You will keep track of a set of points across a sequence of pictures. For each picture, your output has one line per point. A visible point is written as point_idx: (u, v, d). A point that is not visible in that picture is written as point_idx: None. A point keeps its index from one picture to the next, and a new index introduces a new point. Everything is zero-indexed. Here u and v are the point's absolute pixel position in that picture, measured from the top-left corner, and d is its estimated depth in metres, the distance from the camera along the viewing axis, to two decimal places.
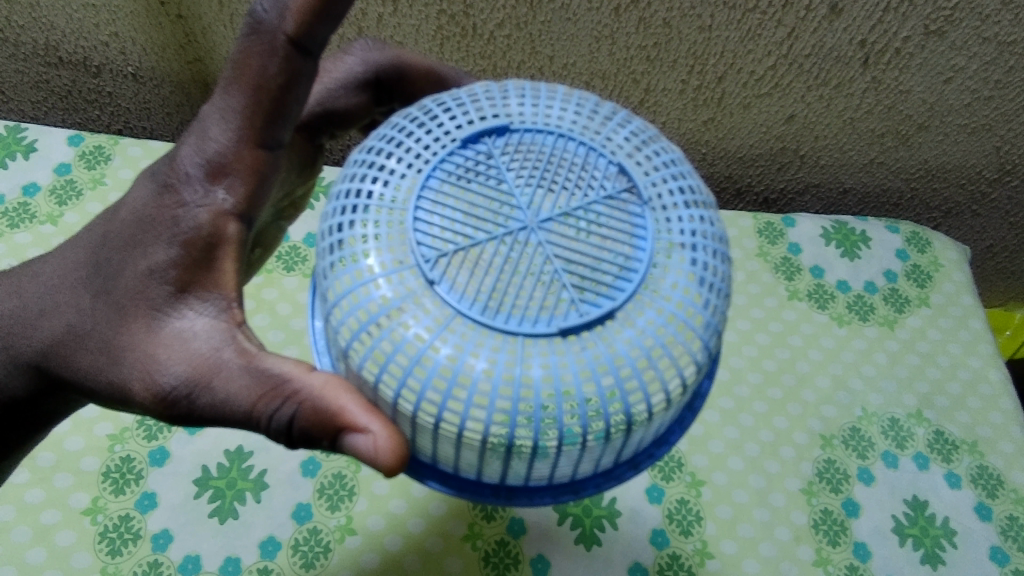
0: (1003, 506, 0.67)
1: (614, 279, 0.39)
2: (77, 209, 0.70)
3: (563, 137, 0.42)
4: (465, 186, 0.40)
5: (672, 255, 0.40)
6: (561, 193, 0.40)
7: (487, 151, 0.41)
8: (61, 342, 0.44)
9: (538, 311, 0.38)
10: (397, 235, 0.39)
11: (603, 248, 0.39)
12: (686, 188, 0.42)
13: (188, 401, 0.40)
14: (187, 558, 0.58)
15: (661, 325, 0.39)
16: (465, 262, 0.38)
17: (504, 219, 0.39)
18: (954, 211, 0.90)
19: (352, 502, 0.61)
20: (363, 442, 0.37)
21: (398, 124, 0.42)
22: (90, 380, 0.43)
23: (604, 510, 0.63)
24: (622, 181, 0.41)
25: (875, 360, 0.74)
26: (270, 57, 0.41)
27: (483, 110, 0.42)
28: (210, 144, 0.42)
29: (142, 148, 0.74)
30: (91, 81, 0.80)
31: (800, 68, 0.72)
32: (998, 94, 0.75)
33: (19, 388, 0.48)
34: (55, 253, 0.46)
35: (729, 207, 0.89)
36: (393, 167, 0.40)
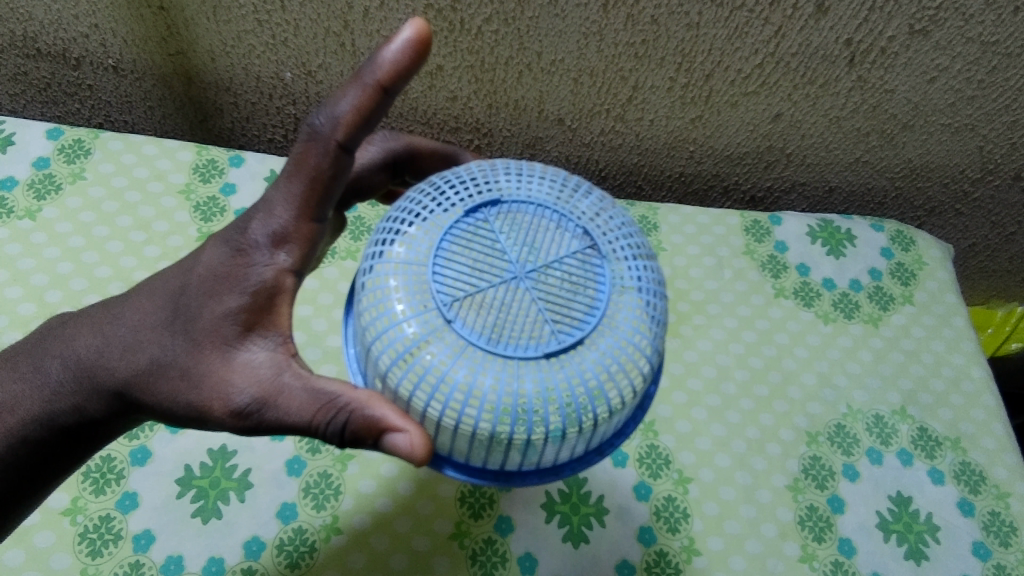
0: (985, 502, 0.68)
1: (585, 313, 0.44)
2: (56, 204, 0.69)
3: (543, 207, 0.47)
4: (469, 246, 0.45)
5: (623, 296, 0.45)
6: (544, 248, 0.46)
7: (484, 219, 0.46)
8: (143, 372, 0.47)
9: (527, 339, 0.43)
10: (421, 284, 0.44)
11: (575, 291, 0.44)
12: (632, 241, 0.48)
13: (258, 414, 0.44)
14: (170, 558, 0.57)
15: (624, 352, 0.44)
16: (469, 305, 0.44)
17: (498, 269, 0.45)
18: (937, 210, 0.92)
19: (338, 501, 0.61)
20: (402, 441, 0.41)
21: (413, 198, 0.47)
22: (168, 404, 0.46)
23: (592, 508, 0.63)
24: (586, 236, 0.47)
25: (859, 357, 0.75)
26: (324, 155, 0.43)
27: (476, 185, 0.47)
28: (275, 220, 0.45)
29: (124, 142, 0.73)
30: (71, 73, 0.79)
31: (787, 66, 0.72)
32: (980, 94, 0.76)
33: (93, 407, 0.50)
34: (138, 297, 0.49)
35: (717, 204, 0.91)
36: (414, 233, 0.46)
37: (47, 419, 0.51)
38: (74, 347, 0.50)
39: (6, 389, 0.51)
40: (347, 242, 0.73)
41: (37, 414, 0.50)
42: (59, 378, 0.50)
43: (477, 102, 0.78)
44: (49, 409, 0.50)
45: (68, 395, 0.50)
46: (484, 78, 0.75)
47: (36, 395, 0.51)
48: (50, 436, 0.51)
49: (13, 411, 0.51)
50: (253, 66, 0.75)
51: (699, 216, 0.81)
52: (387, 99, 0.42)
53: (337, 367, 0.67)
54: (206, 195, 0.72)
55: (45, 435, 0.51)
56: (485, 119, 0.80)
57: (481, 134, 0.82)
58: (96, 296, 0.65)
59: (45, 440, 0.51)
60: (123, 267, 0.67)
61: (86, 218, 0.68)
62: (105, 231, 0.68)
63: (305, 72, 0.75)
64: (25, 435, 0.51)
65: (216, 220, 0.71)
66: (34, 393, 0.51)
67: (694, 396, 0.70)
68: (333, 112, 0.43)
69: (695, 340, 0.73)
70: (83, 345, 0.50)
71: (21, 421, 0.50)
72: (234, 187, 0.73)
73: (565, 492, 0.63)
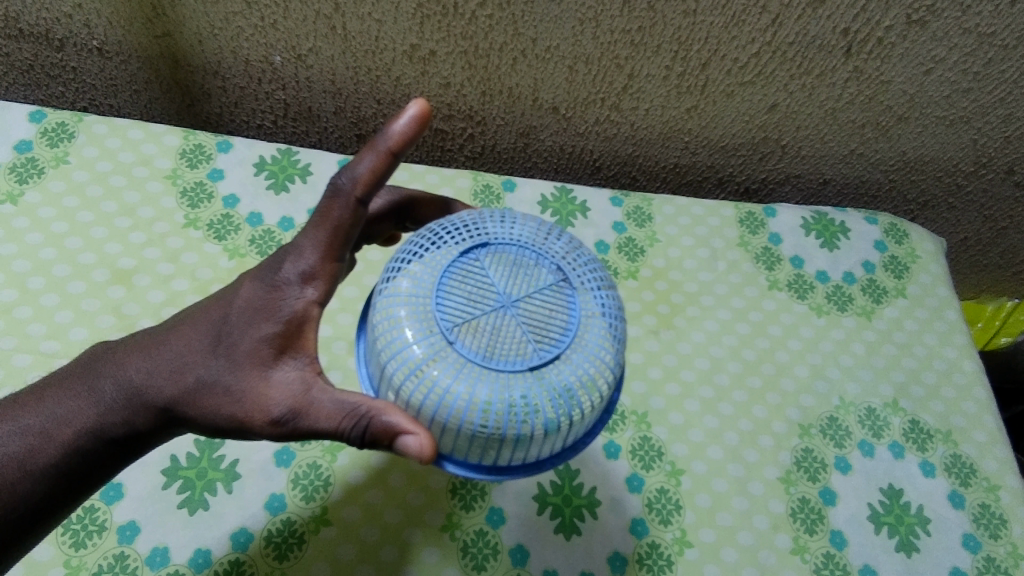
0: (975, 494, 0.68)
1: (562, 331, 0.46)
2: (38, 188, 0.67)
3: (524, 247, 0.48)
4: (463, 278, 0.46)
5: (593, 319, 0.47)
6: (526, 279, 0.47)
7: (476, 257, 0.47)
8: (193, 391, 0.48)
9: (514, 355, 0.44)
10: (424, 310, 0.45)
11: (553, 312, 0.46)
12: (597, 271, 0.50)
13: (292, 421, 0.46)
14: (155, 550, 0.56)
15: (597, 367, 0.46)
16: (464, 328, 0.44)
17: (487, 297, 0.45)
18: (930, 203, 0.92)
19: (328, 492, 0.60)
20: (413, 442, 0.43)
21: (414, 243, 0.48)
22: (212, 418, 0.48)
23: (584, 499, 0.63)
24: (559, 267, 0.48)
25: (852, 350, 0.75)
26: (345, 206, 0.47)
27: (468, 230, 0.48)
28: (302, 262, 0.48)
29: (108, 126, 0.71)
30: (55, 55, 0.77)
31: (784, 56, 0.72)
32: (976, 86, 0.75)
33: (142, 419, 0.49)
34: (172, 328, 0.50)
35: (711, 195, 0.90)
36: (415, 268, 0.47)
37: (99, 431, 0.49)
38: (126, 370, 0.49)
39: (61, 404, 0.49)
40: None
41: (91, 426, 0.49)
42: (112, 396, 0.49)
43: (471, 88, 0.77)
44: (101, 421, 0.49)
45: (118, 411, 0.49)
46: (478, 65, 0.74)
47: (88, 411, 0.49)
48: (101, 449, 0.50)
49: (68, 423, 0.49)
50: (241, 48, 0.74)
51: (693, 207, 0.81)
52: (396, 162, 0.47)
53: (328, 356, 0.66)
54: (193, 181, 0.70)
55: (97, 447, 0.49)
56: (478, 106, 0.79)
57: (475, 122, 0.81)
58: (80, 283, 0.64)
59: (97, 452, 0.50)
60: (107, 254, 0.65)
61: (70, 203, 0.67)
62: (89, 216, 0.67)
63: (294, 55, 0.74)
64: (79, 447, 0.49)
65: (203, 207, 0.69)
66: (88, 405, 0.49)
67: (687, 387, 0.70)
68: (352, 172, 0.47)
69: (688, 332, 0.73)
70: (134, 368, 0.49)
71: (75, 433, 0.49)
72: (221, 172, 0.71)
73: (556, 484, 0.63)
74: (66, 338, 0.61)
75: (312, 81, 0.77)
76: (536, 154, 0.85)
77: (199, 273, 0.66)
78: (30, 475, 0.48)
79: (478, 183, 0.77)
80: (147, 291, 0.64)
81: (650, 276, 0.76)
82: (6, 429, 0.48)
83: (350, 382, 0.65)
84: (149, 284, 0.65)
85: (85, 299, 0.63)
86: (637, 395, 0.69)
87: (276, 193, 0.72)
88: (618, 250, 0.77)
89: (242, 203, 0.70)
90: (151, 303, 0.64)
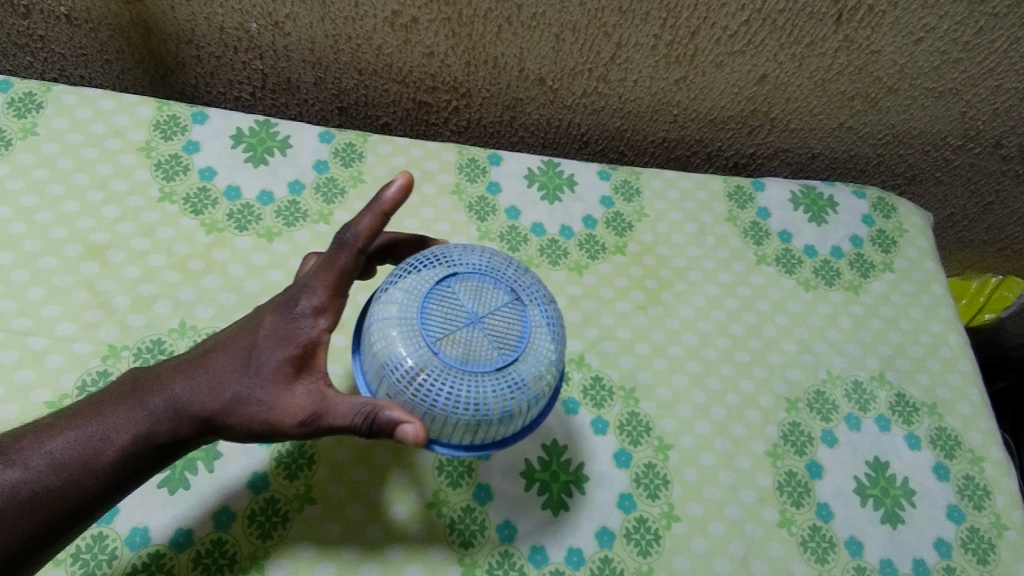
0: (960, 466, 0.68)
1: (522, 335, 0.47)
2: (6, 160, 0.65)
3: (486, 268, 0.49)
4: (436, 295, 0.47)
5: (548, 325, 0.48)
6: (489, 294, 0.48)
7: (447, 279, 0.48)
8: (237, 402, 0.48)
9: (486, 361, 0.45)
10: (407, 327, 0.46)
11: (513, 321, 0.47)
12: (545, 289, 0.51)
13: (311, 423, 0.47)
14: (135, 530, 0.54)
15: (554, 365, 0.48)
16: (442, 340, 0.46)
17: (457, 313, 0.46)
18: (918, 177, 0.91)
19: (312, 471, 0.59)
20: (410, 431, 0.44)
21: (394, 273, 0.49)
22: (245, 427, 0.48)
23: (572, 475, 0.62)
24: (514, 285, 0.49)
25: (839, 324, 0.74)
26: (349, 251, 0.50)
27: (439, 258, 0.49)
28: (312, 298, 0.50)
29: (78, 96, 0.68)
30: (21, 23, 0.74)
31: (774, 24, 0.70)
32: (965, 57, 0.75)
33: (189, 430, 0.49)
34: (211, 345, 0.50)
35: (700, 170, 0.89)
36: (394, 293, 0.48)
37: (149, 438, 0.48)
38: (170, 383, 0.49)
39: (115, 412, 0.48)
40: (318, 204, 0.69)
41: (144, 432, 0.48)
42: (163, 407, 0.48)
43: (455, 58, 0.75)
44: (151, 428, 0.48)
45: (167, 421, 0.48)
46: (462, 33, 0.72)
47: (139, 418, 0.48)
48: (155, 455, 0.49)
49: (124, 430, 0.48)
50: (215, 15, 0.71)
51: (682, 181, 0.80)
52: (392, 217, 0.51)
53: None
54: (168, 153, 0.68)
55: (150, 453, 0.49)
56: (463, 77, 0.77)
57: (460, 93, 0.79)
58: (52, 259, 0.62)
59: (149, 457, 0.49)
60: (80, 229, 0.63)
61: (40, 175, 0.64)
62: (60, 190, 0.64)
63: (271, 22, 0.72)
64: (134, 453, 0.48)
65: (179, 179, 0.67)
66: (140, 415, 0.48)
67: (675, 362, 0.69)
68: (353, 225, 0.50)
69: (676, 307, 0.72)
70: (181, 386, 0.49)
71: (130, 438, 0.48)
72: (197, 144, 0.69)
73: (544, 460, 0.62)
74: (39, 315, 0.59)
75: (290, 49, 0.74)
76: (522, 128, 0.83)
77: (176, 248, 0.64)
78: (91, 475, 0.47)
79: (464, 157, 0.76)
80: (122, 266, 0.63)
81: (638, 251, 0.75)
82: (70, 434, 0.47)
83: None
84: (124, 259, 0.63)
85: (57, 274, 0.61)
86: (625, 370, 0.68)
87: (254, 167, 0.70)
88: (607, 225, 0.76)
89: (219, 176, 0.68)
90: (126, 279, 0.62)
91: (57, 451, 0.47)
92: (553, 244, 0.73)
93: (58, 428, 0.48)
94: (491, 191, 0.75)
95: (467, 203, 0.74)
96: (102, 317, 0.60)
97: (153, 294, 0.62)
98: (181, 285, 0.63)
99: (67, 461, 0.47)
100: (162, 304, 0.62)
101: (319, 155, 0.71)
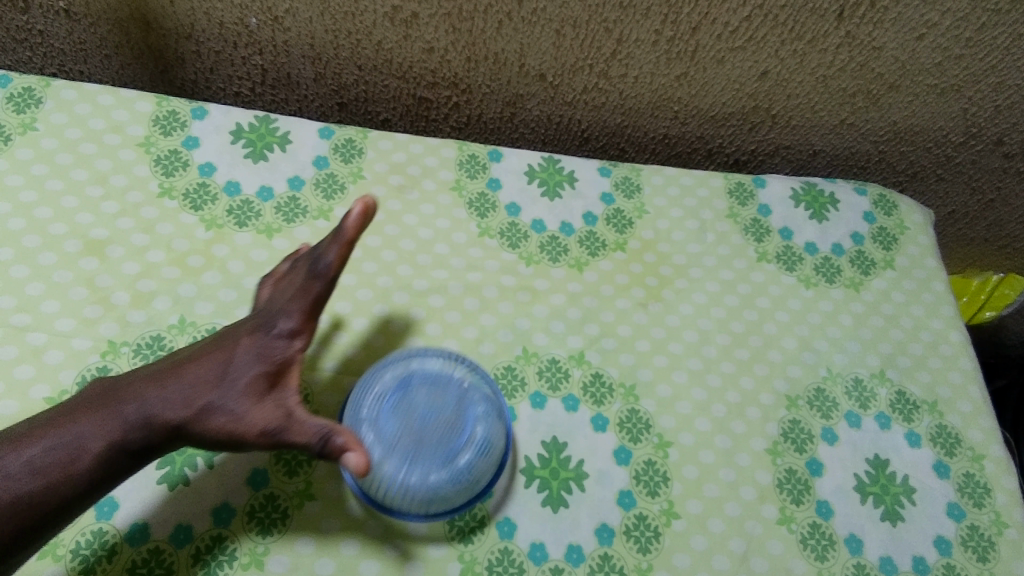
0: (960, 464, 0.68)
1: (464, 427, 0.56)
2: (5, 155, 0.64)
3: (440, 375, 0.58)
4: (398, 399, 0.57)
5: (485, 413, 0.57)
6: (442, 397, 0.57)
7: (409, 386, 0.58)
8: (208, 414, 0.51)
9: (433, 454, 0.55)
10: (372, 428, 0.55)
11: (457, 417, 0.56)
12: (492, 381, 0.60)
13: (273, 435, 0.51)
14: (135, 526, 0.54)
15: (490, 448, 0.56)
16: (398, 439, 0.55)
17: (412, 419, 0.56)
18: (919, 174, 0.91)
19: (311, 467, 0.59)
20: (352, 458, 0.47)
21: (371, 372, 0.59)
22: (214, 436, 0.52)
23: (571, 472, 0.62)
24: (464, 389, 0.58)
25: (840, 321, 0.74)
26: (320, 279, 0.54)
27: (405, 360, 0.59)
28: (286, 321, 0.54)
29: (78, 91, 0.68)
30: (20, 18, 0.73)
31: (775, 20, 0.70)
32: (967, 53, 0.74)
33: (163, 437, 0.51)
34: (184, 359, 0.53)
35: (700, 167, 0.89)
36: (366, 397, 0.57)
37: (124, 444, 0.50)
38: (145, 391, 0.52)
39: (90, 420, 0.50)
40: (318, 200, 0.69)
41: (118, 439, 0.50)
42: (138, 415, 0.51)
43: (455, 54, 0.75)
44: (126, 435, 0.50)
45: (142, 428, 0.51)
46: (462, 29, 0.72)
47: (114, 425, 0.50)
48: (130, 461, 0.51)
49: (99, 437, 0.50)
50: (214, 10, 0.71)
51: (682, 178, 0.80)
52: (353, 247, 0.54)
53: None
54: (167, 148, 0.68)
55: (126, 460, 0.50)
56: (463, 73, 0.77)
57: (460, 89, 0.79)
58: (52, 255, 0.61)
59: (125, 464, 0.51)
60: (79, 224, 0.63)
61: (38, 171, 0.64)
62: (60, 185, 0.64)
63: (271, 18, 0.71)
64: (111, 458, 0.50)
65: (178, 175, 0.67)
66: (115, 422, 0.50)
67: (675, 359, 0.69)
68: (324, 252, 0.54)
69: (676, 304, 0.72)
70: (156, 395, 0.51)
71: (106, 445, 0.50)
72: (197, 140, 0.69)
73: (544, 457, 0.62)
74: (38, 311, 0.59)
75: (290, 45, 0.74)
76: (522, 124, 0.83)
77: (175, 244, 0.64)
78: (69, 481, 0.48)
79: (464, 154, 0.75)
80: (121, 262, 0.63)
81: (638, 248, 0.75)
82: (48, 442, 0.49)
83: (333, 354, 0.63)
84: (124, 255, 0.63)
85: (56, 270, 0.61)
86: (625, 367, 0.68)
87: (254, 163, 0.70)
88: (607, 222, 0.75)
89: (219, 172, 0.68)
90: (126, 275, 0.62)
91: (35, 458, 0.48)
92: (553, 240, 0.73)
93: (36, 435, 0.49)
94: (492, 188, 0.74)
95: (467, 200, 0.73)
96: (101, 313, 0.60)
97: (152, 290, 0.62)
98: (180, 281, 0.63)
99: (44, 467, 0.48)
100: (162, 300, 0.62)
101: (319, 151, 0.71)
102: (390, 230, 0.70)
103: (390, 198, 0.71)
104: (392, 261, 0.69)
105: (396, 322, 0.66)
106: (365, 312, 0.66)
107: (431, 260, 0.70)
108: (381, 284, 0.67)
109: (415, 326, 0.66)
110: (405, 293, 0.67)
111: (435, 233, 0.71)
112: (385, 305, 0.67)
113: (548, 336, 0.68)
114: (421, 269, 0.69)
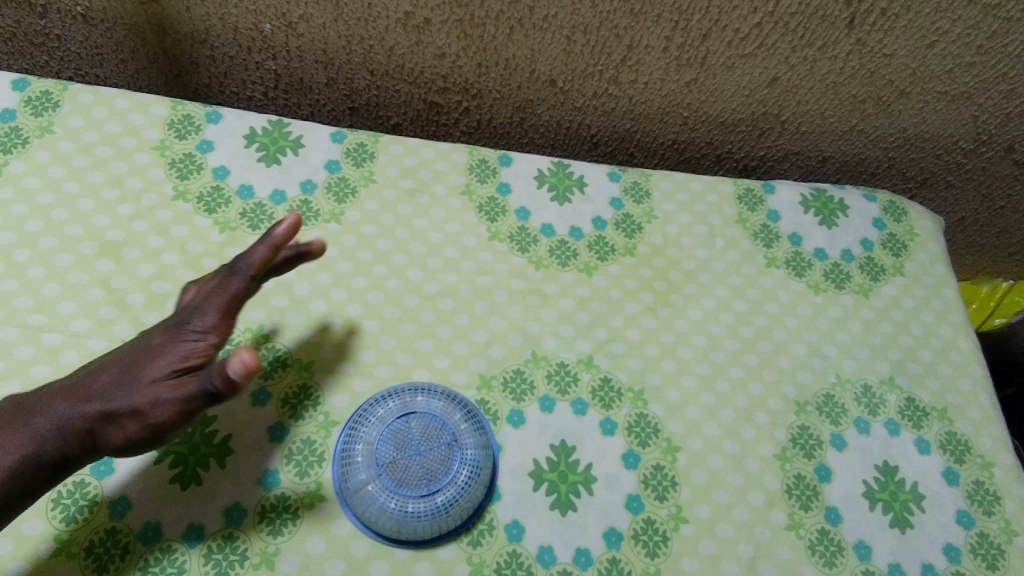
0: (970, 471, 0.68)
1: (448, 472, 0.57)
2: (22, 158, 0.65)
3: (440, 416, 0.60)
4: (394, 426, 0.58)
5: (470, 464, 0.58)
6: (436, 435, 0.59)
7: (408, 417, 0.59)
8: (110, 410, 0.51)
9: (413, 488, 0.56)
10: (366, 448, 0.58)
11: (445, 461, 0.58)
12: (486, 431, 0.61)
13: (177, 404, 0.51)
14: (147, 525, 0.55)
15: (466, 499, 0.57)
16: (387, 466, 0.57)
17: (406, 450, 0.57)
18: (929, 181, 0.91)
19: (322, 469, 0.59)
20: (238, 360, 0.47)
21: (377, 395, 0.61)
22: (126, 429, 0.52)
23: (580, 476, 0.62)
24: (458, 434, 0.59)
25: (849, 328, 0.74)
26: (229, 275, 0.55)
27: (410, 392, 0.61)
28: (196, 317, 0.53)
29: (94, 95, 0.69)
30: (38, 22, 0.74)
31: (786, 27, 0.70)
32: (978, 61, 0.74)
33: (77, 444, 0.52)
34: (93, 368, 0.54)
35: (710, 173, 0.89)
36: (367, 418, 0.59)
37: (37, 457, 0.51)
38: (54, 404, 0.52)
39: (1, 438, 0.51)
40: (330, 204, 0.70)
41: (28, 453, 0.51)
42: (49, 426, 0.52)
43: (466, 59, 0.75)
44: (37, 447, 0.51)
45: (54, 438, 0.51)
46: (474, 35, 0.72)
47: (24, 438, 0.51)
48: (49, 473, 0.52)
49: (9, 451, 0.51)
50: (229, 15, 0.72)
51: (691, 183, 0.80)
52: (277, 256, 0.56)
53: (321, 332, 0.64)
54: (182, 152, 0.69)
55: (41, 472, 0.52)
56: (474, 78, 0.77)
57: (470, 94, 0.79)
58: (68, 256, 0.62)
59: (42, 477, 0.52)
60: (95, 227, 0.64)
61: (55, 173, 0.65)
62: (76, 187, 0.65)
63: (284, 23, 0.72)
64: (23, 472, 0.51)
65: (192, 178, 0.68)
66: (25, 435, 0.51)
67: (684, 364, 0.69)
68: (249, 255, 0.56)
69: (685, 309, 0.72)
70: (65, 406, 0.52)
71: (17, 459, 0.51)
72: (211, 144, 0.70)
73: (552, 461, 0.63)
74: (54, 312, 0.60)
75: (303, 50, 0.75)
76: (532, 129, 0.84)
77: (189, 246, 0.65)
78: None
79: (474, 158, 0.76)
80: (136, 264, 0.63)
81: (647, 253, 0.75)
82: None
83: (344, 356, 0.64)
84: (138, 257, 0.64)
85: (72, 271, 0.62)
86: (634, 371, 0.68)
87: (267, 167, 0.70)
88: (616, 227, 0.76)
89: (232, 175, 0.69)
90: (140, 277, 0.63)
91: None
92: (563, 245, 0.74)
93: None
94: (502, 192, 0.75)
95: (478, 204, 0.74)
96: (115, 314, 0.61)
97: (166, 291, 0.63)
98: None
99: None
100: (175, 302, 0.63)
101: (331, 155, 0.72)
102: (401, 233, 0.71)
103: (401, 202, 0.72)
104: (402, 265, 0.69)
105: (407, 325, 0.66)
106: (376, 315, 0.66)
107: (441, 263, 0.70)
108: (392, 287, 0.68)
109: (425, 330, 0.67)
110: (416, 297, 0.68)
111: (445, 237, 0.72)
112: (395, 308, 0.67)
113: (557, 340, 0.68)
114: (431, 273, 0.69)
